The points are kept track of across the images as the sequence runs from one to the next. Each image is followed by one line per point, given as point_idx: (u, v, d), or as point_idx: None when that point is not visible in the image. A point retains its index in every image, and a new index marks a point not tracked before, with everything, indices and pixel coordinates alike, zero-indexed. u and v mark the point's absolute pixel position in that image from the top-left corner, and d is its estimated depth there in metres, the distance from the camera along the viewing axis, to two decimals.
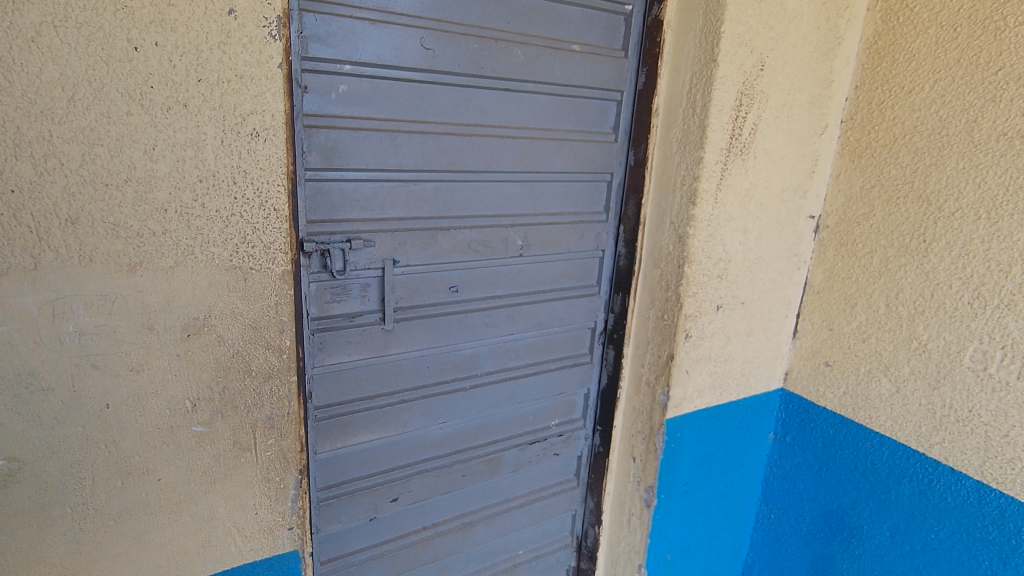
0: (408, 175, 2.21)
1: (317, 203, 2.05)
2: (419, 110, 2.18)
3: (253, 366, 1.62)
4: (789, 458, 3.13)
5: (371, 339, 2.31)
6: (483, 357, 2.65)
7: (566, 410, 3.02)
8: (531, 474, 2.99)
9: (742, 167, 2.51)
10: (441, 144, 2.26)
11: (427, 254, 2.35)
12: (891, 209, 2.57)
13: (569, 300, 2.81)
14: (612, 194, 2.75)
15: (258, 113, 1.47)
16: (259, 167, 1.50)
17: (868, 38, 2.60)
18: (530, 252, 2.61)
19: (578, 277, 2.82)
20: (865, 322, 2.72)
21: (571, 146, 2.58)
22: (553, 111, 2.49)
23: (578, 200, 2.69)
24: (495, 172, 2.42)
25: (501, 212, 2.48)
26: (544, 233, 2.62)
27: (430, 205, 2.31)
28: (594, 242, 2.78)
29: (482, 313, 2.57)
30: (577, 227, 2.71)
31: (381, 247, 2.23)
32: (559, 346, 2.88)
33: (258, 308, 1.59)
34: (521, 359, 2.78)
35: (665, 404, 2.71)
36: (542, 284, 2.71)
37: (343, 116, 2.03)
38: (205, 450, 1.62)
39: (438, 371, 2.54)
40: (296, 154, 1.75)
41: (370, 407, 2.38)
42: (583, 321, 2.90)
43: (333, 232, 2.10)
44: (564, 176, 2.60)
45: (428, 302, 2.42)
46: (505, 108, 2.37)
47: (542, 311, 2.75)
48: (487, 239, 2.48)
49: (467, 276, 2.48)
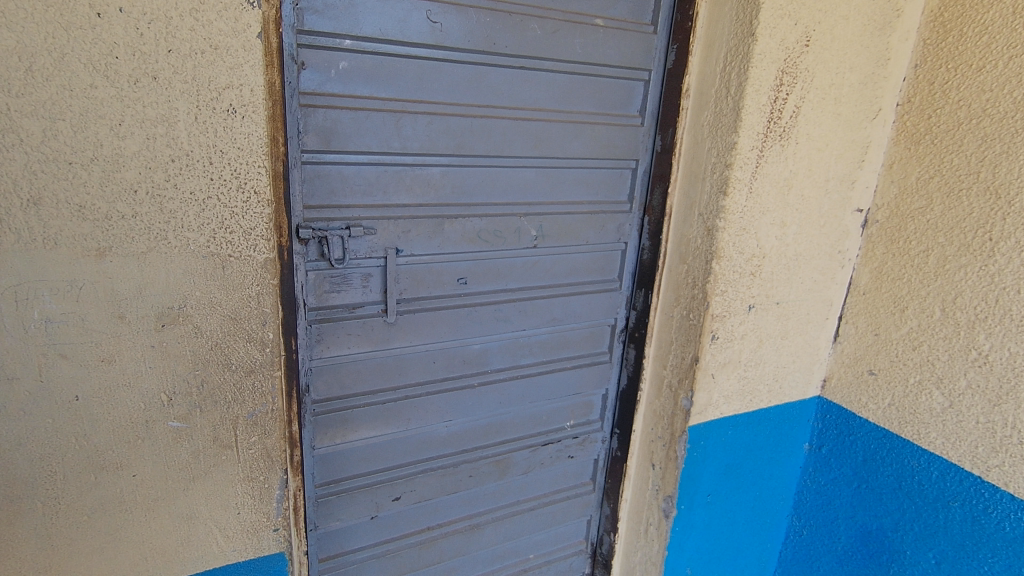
0: (413, 159, 2.07)
1: (315, 188, 1.94)
2: (425, 89, 2.03)
3: (233, 359, 1.53)
4: (825, 472, 2.89)
5: (372, 331, 2.19)
6: (493, 354, 2.51)
7: (583, 411, 2.86)
8: (543, 476, 2.85)
9: (781, 154, 2.28)
10: (449, 126, 2.11)
11: (433, 243, 2.21)
12: (951, 203, 2.30)
13: (587, 295, 2.63)
14: (637, 183, 2.55)
15: (235, 87, 1.35)
16: (237, 146, 1.39)
17: (932, 9, 2.31)
18: (545, 243, 2.44)
19: (597, 271, 2.64)
20: (916, 327, 2.45)
21: (592, 130, 2.39)
22: (573, 91, 2.31)
23: (599, 188, 2.50)
24: (508, 157, 2.26)
25: (514, 200, 2.32)
26: (560, 223, 2.45)
27: (437, 191, 2.16)
28: (615, 234, 2.60)
29: (492, 308, 2.42)
30: (598, 217, 2.53)
31: (383, 236, 2.10)
32: (576, 344, 2.71)
33: (238, 298, 1.49)
34: (535, 357, 2.63)
35: (688, 410, 2.52)
36: (557, 278, 2.55)
37: (343, 95, 1.90)
38: (183, 447, 1.54)
39: (444, 367, 2.42)
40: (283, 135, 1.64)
41: (371, 403, 2.27)
42: (602, 318, 2.72)
43: (332, 218, 1.99)
44: (583, 162, 2.42)
45: (434, 295, 2.29)
46: (520, 88, 2.20)
47: (557, 307, 2.58)
48: (499, 229, 2.32)
49: (476, 267, 2.34)
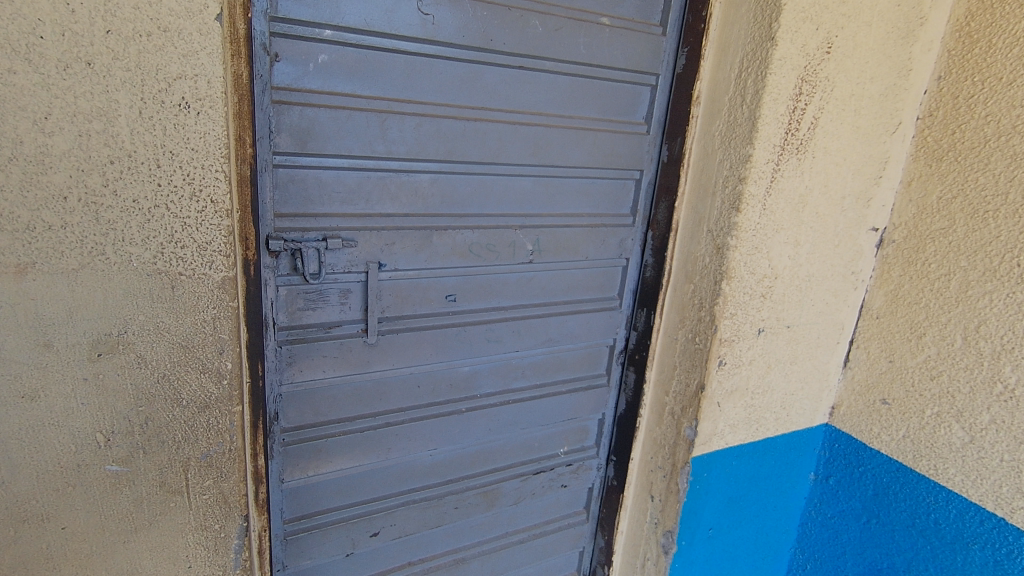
0: (400, 165, 1.88)
1: (289, 194, 1.73)
2: (414, 88, 1.84)
3: (183, 393, 1.32)
4: (831, 505, 2.73)
5: (351, 353, 1.98)
6: (483, 377, 2.32)
7: (577, 436, 2.68)
8: (534, 506, 2.65)
9: (797, 168, 2.11)
10: (440, 130, 1.92)
11: (420, 257, 2.01)
12: (976, 225, 2.14)
13: (585, 314, 2.45)
14: (641, 195, 2.38)
15: (188, 78, 1.15)
16: (190, 147, 1.18)
17: (958, 18, 2.17)
18: (542, 259, 2.26)
19: (596, 289, 2.46)
20: (935, 355, 2.30)
21: (594, 137, 2.22)
22: (575, 95, 2.13)
23: (600, 200, 2.33)
24: (504, 165, 2.07)
25: (509, 212, 2.14)
26: (559, 237, 2.27)
27: (425, 200, 1.97)
28: (617, 249, 2.42)
29: (483, 328, 2.23)
30: (599, 231, 2.35)
31: (365, 248, 1.90)
32: (572, 366, 2.53)
33: (190, 324, 1.28)
34: (528, 380, 2.44)
35: (691, 440, 2.34)
36: (554, 296, 2.36)
37: (322, 92, 1.70)
38: (123, 494, 1.33)
39: (430, 391, 2.22)
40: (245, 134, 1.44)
41: (348, 431, 2.07)
42: (600, 339, 2.54)
43: (307, 228, 1.78)
44: (584, 172, 2.24)
45: (420, 313, 2.09)
46: (519, 90, 2.02)
47: (553, 326, 2.40)
48: (492, 242, 2.13)
49: (467, 283, 2.14)
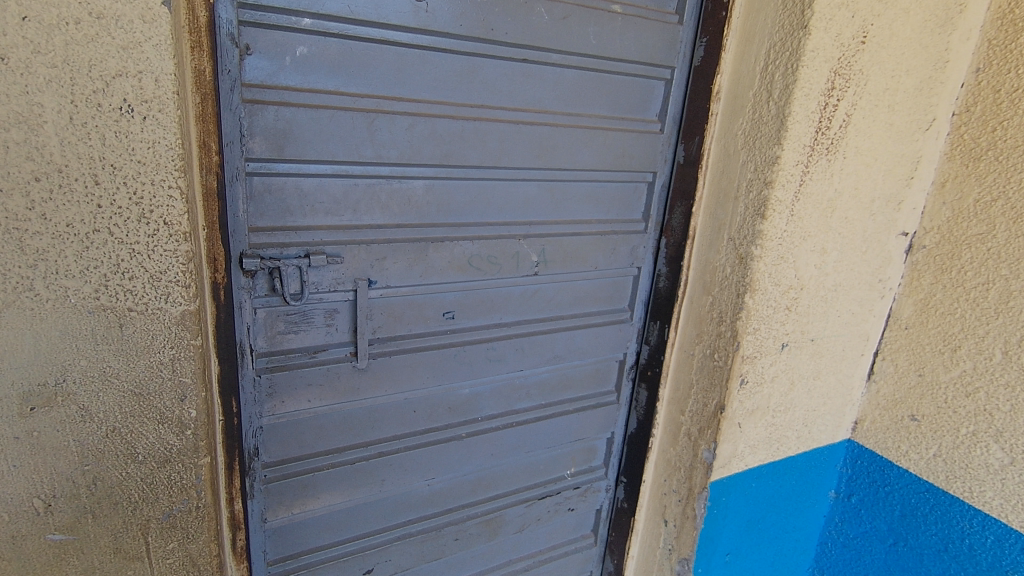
0: (390, 170, 1.67)
1: (266, 206, 1.53)
2: (406, 84, 1.63)
3: (138, 447, 1.12)
4: (853, 525, 2.56)
5: (339, 380, 1.79)
6: (484, 399, 2.14)
7: (585, 457, 2.50)
8: (539, 532, 2.47)
9: (827, 170, 1.91)
10: (436, 131, 1.71)
11: (414, 273, 1.81)
12: (1019, 230, 1.95)
13: (594, 328, 2.27)
14: (655, 200, 2.20)
15: (129, 75, 0.94)
16: (136, 158, 0.98)
17: (999, 4, 1.99)
18: (547, 270, 2.07)
19: (605, 301, 2.28)
20: (971, 370, 2.13)
21: (604, 136, 2.02)
22: (583, 91, 1.94)
23: (610, 205, 2.14)
24: (506, 169, 1.87)
25: (512, 220, 1.94)
26: (566, 246, 2.08)
27: (419, 209, 1.77)
28: (628, 257, 2.24)
29: (484, 346, 2.04)
30: (608, 239, 2.16)
31: (352, 264, 1.69)
32: (579, 383, 2.35)
33: (143, 367, 1.08)
34: (532, 400, 2.26)
35: (710, 464, 2.15)
36: (560, 310, 2.18)
37: (301, 89, 1.49)
38: (71, 564, 1.13)
39: (427, 416, 2.03)
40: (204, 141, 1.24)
41: (337, 463, 1.88)
42: (610, 354, 2.36)
43: (288, 243, 1.58)
44: (594, 175, 2.05)
45: (414, 333, 1.90)
46: (522, 86, 1.82)
47: (560, 342, 2.21)
48: (494, 254, 1.93)
49: (466, 299, 1.95)
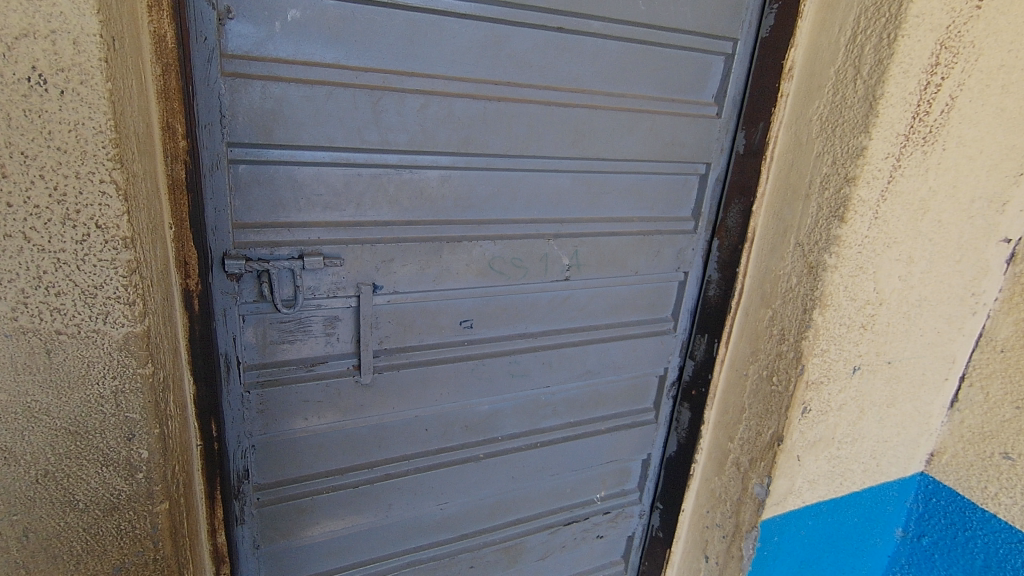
0: (399, 159, 1.44)
1: (254, 199, 1.32)
2: (418, 56, 1.39)
3: (78, 494, 0.93)
4: (925, 570, 2.13)
5: (340, 397, 1.59)
6: (506, 417, 1.91)
7: (617, 479, 2.26)
8: (564, 560, 2.24)
9: (921, 166, 1.53)
10: (453, 113, 1.46)
11: (425, 277, 1.58)
12: None
13: (631, 340, 2.00)
14: (708, 195, 1.91)
15: (36, 34, 0.73)
16: (52, 144, 0.77)
17: None
18: (580, 275, 1.81)
19: (645, 309, 2.01)
20: None
21: (652, 121, 1.74)
22: (627, 68, 1.65)
23: (655, 200, 1.86)
24: (536, 158, 1.61)
25: (541, 217, 1.69)
26: (603, 248, 1.81)
27: (433, 204, 1.53)
28: (673, 261, 1.96)
29: (506, 360, 1.80)
30: (652, 240, 1.88)
31: (354, 267, 1.47)
32: (613, 400, 2.10)
33: (79, 401, 0.88)
34: (560, 418, 2.02)
35: (761, 501, 1.86)
36: (594, 320, 1.92)
37: (294, 61, 1.27)
38: None
39: (441, 435, 1.82)
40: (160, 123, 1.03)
41: (338, 487, 1.68)
42: (649, 368, 2.10)
43: (279, 242, 1.37)
44: (637, 166, 1.77)
45: (427, 343, 1.68)
46: (556, 60, 1.55)
47: (592, 356, 1.95)
48: (519, 256, 1.68)
49: (486, 306, 1.71)
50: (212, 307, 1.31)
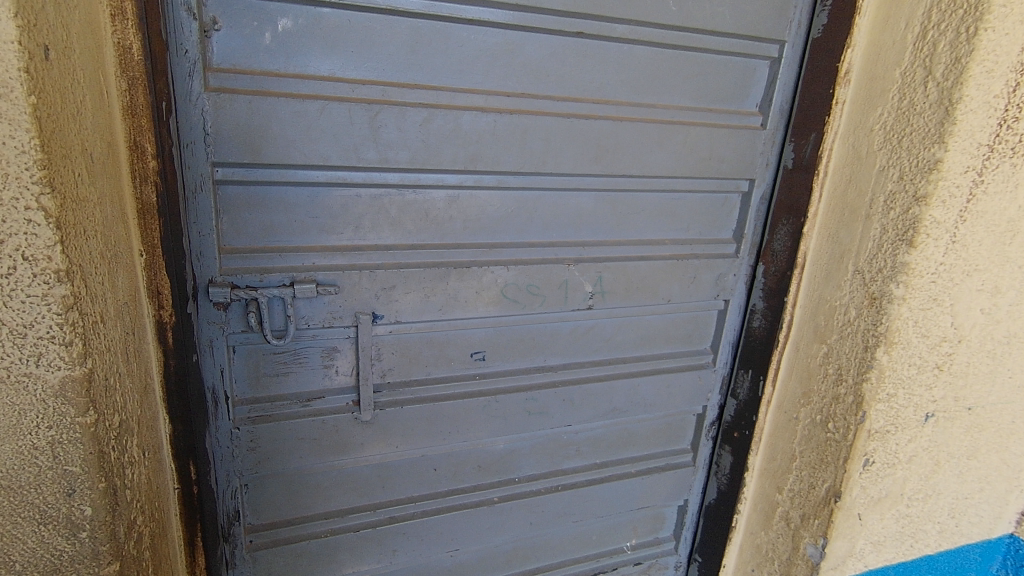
0: (401, 178, 1.32)
1: (243, 222, 1.23)
2: (423, 67, 1.27)
3: (13, 556, 0.83)
4: None
5: (339, 434, 1.47)
6: (524, 457, 1.74)
7: (650, 526, 2.04)
8: None
9: (1015, 174, 1.18)
10: (461, 127, 1.32)
11: (431, 305, 1.45)
12: None
13: (665, 374, 1.81)
14: (751, 216, 1.71)
15: None
16: None
17: None
18: (604, 303, 1.63)
19: (681, 341, 1.81)
20: None
21: (686, 133, 1.55)
22: (658, 75, 1.49)
23: (691, 221, 1.68)
24: (554, 175, 1.46)
25: (560, 240, 1.54)
26: (630, 273, 1.63)
27: (440, 226, 1.40)
28: (712, 288, 1.76)
29: (523, 396, 1.64)
30: (687, 264, 1.69)
31: (351, 295, 1.35)
32: (644, 440, 1.90)
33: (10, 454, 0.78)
34: (585, 459, 1.83)
35: (817, 564, 1.54)
36: (621, 352, 1.74)
37: (284, 74, 1.17)
38: None
39: (452, 475, 1.67)
40: (128, 142, 0.95)
41: (338, 530, 1.56)
42: (685, 406, 1.89)
43: (270, 268, 1.26)
44: (669, 183, 1.59)
45: (435, 377, 1.54)
46: (576, 69, 1.40)
47: (620, 392, 1.76)
48: (535, 283, 1.53)
49: (500, 337, 1.57)
50: (194, 339, 1.21)
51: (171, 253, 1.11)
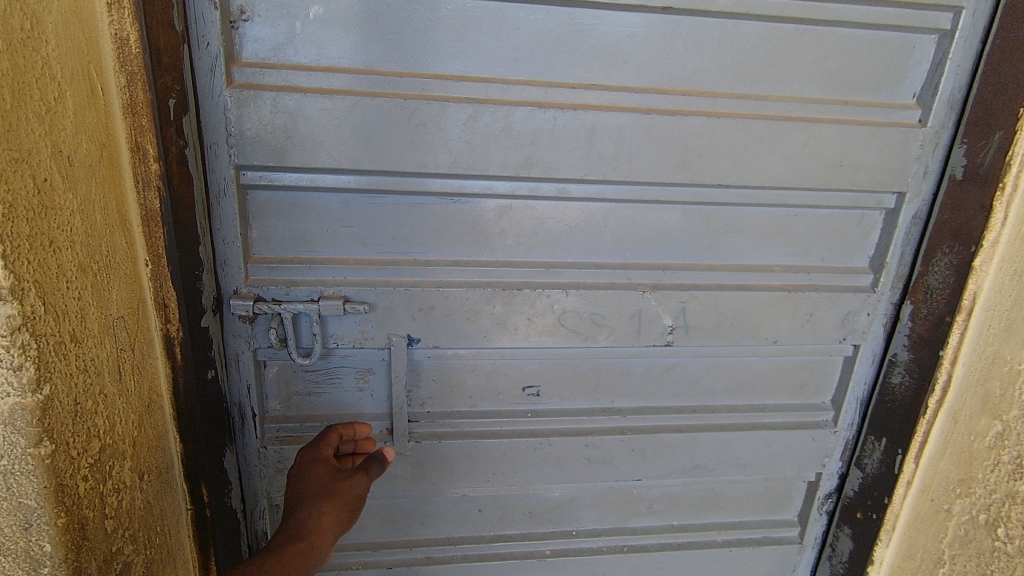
0: (443, 185, 1.15)
1: (273, 230, 1.14)
2: (471, 56, 1.09)
3: None
4: None
5: None
6: (583, 509, 1.50)
7: None
8: None
9: None
10: (513, 125, 1.12)
11: (475, 330, 1.26)
12: None
13: (765, 430, 1.46)
14: (898, 239, 1.29)
15: None
16: None
17: None
18: (687, 339, 1.34)
19: (789, 390, 1.46)
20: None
21: (810, 133, 1.20)
22: (773, 58, 1.17)
23: (809, 243, 1.32)
24: (629, 184, 1.20)
25: (635, 261, 1.28)
26: (723, 305, 1.32)
27: (488, 241, 1.22)
28: (837, 329, 1.37)
29: (583, 441, 1.40)
30: (802, 297, 1.34)
31: (385, 315, 1.21)
32: (736, 506, 1.57)
33: None
34: (658, 518, 1.54)
35: None
36: (709, 399, 1.43)
37: (315, 68, 1.05)
38: None
39: (498, 521, 1.47)
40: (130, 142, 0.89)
41: (370, 563, 1.43)
42: (793, 471, 1.52)
43: (298, 280, 1.16)
44: (781, 196, 1.26)
45: (480, 411, 1.35)
46: (661, 53, 1.14)
47: (704, 446, 1.45)
48: (601, 312, 1.28)
49: (557, 370, 1.35)
50: (211, 353, 1.13)
51: (181, 261, 1.04)
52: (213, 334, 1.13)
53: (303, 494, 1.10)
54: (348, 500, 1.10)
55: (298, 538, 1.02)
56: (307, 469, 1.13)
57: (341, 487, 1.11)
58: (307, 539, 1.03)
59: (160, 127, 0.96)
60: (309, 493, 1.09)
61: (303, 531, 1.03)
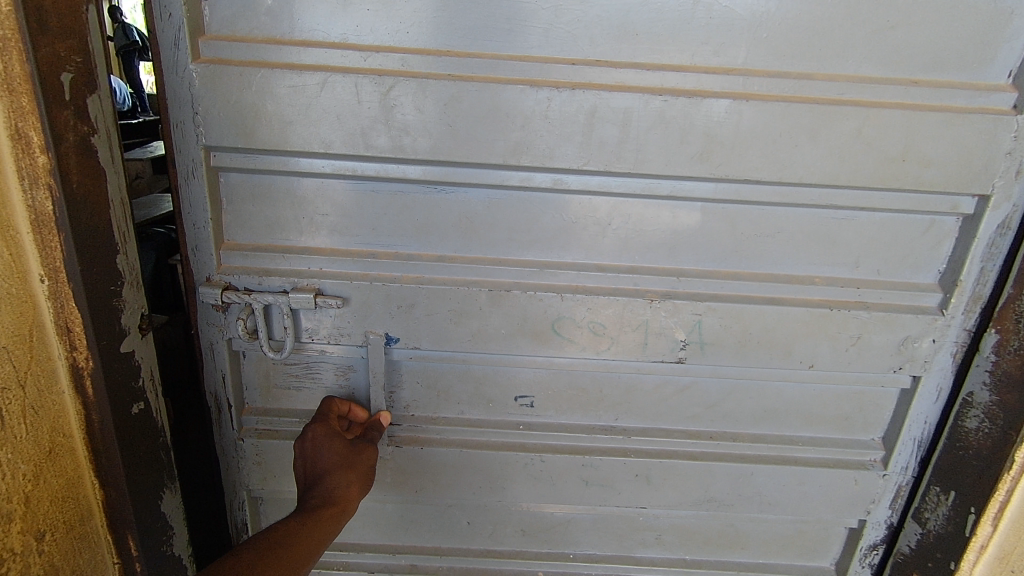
0: (424, 172, 1.04)
1: (247, 216, 1.08)
2: (456, 27, 0.97)
3: None
4: None
5: None
6: (582, 533, 1.36)
7: None
8: None
9: None
10: (501, 107, 0.99)
11: (460, 334, 1.15)
12: None
13: (797, 467, 1.26)
14: (977, 254, 1.05)
15: None
16: None
17: None
18: (704, 358, 1.16)
19: (829, 423, 1.25)
20: None
21: (865, 120, 0.99)
22: (822, 27, 0.96)
23: (860, 253, 1.11)
24: (637, 177, 1.04)
25: (644, 265, 1.12)
26: (748, 320, 1.13)
27: (476, 235, 1.10)
28: (891, 358, 1.14)
29: (581, 460, 1.26)
30: (848, 317, 1.12)
31: (362, 311, 1.12)
32: (760, 546, 1.37)
33: None
34: (668, 551, 1.38)
35: None
36: (731, 427, 1.25)
37: (286, 42, 0.97)
38: None
39: (488, 536, 1.36)
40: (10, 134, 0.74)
41: (353, 565, 1.38)
42: (830, 517, 1.30)
43: (272, 270, 1.10)
44: (826, 196, 1.05)
45: (468, 419, 1.25)
46: (680, 24, 0.97)
47: (722, 477, 1.27)
48: (602, 321, 1.13)
49: (553, 382, 1.22)
50: (137, 385, 0.97)
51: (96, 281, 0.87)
52: (142, 360, 0.98)
53: (321, 468, 1.05)
54: (365, 471, 1.09)
55: (330, 502, 1.01)
56: (322, 443, 1.07)
57: (359, 459, 1.09)
58: (339, 504, 1.02)
59: (48, 108, 0.76)
60: (330, 465, 1.05)
61: (337, 496, 1.02)
